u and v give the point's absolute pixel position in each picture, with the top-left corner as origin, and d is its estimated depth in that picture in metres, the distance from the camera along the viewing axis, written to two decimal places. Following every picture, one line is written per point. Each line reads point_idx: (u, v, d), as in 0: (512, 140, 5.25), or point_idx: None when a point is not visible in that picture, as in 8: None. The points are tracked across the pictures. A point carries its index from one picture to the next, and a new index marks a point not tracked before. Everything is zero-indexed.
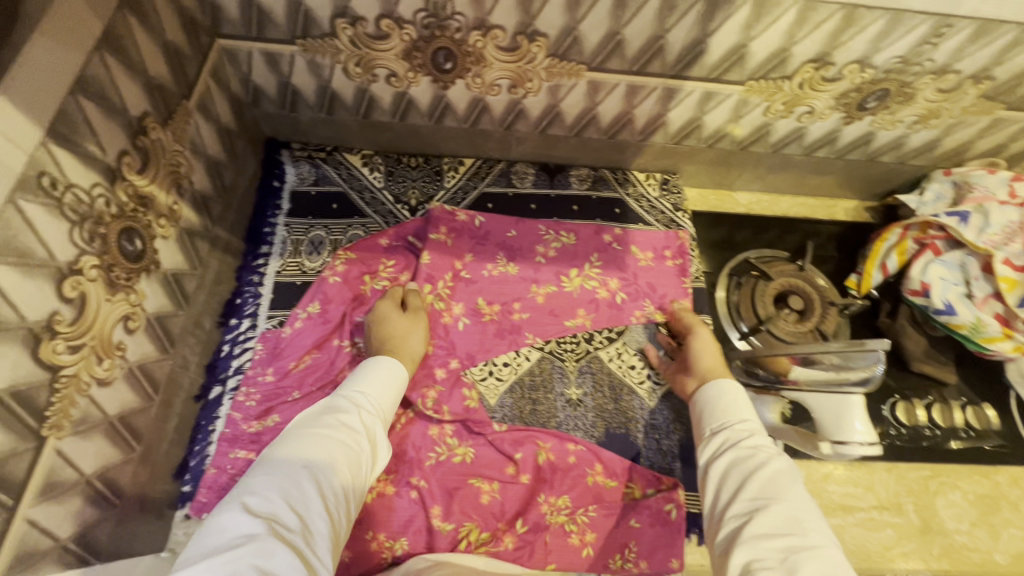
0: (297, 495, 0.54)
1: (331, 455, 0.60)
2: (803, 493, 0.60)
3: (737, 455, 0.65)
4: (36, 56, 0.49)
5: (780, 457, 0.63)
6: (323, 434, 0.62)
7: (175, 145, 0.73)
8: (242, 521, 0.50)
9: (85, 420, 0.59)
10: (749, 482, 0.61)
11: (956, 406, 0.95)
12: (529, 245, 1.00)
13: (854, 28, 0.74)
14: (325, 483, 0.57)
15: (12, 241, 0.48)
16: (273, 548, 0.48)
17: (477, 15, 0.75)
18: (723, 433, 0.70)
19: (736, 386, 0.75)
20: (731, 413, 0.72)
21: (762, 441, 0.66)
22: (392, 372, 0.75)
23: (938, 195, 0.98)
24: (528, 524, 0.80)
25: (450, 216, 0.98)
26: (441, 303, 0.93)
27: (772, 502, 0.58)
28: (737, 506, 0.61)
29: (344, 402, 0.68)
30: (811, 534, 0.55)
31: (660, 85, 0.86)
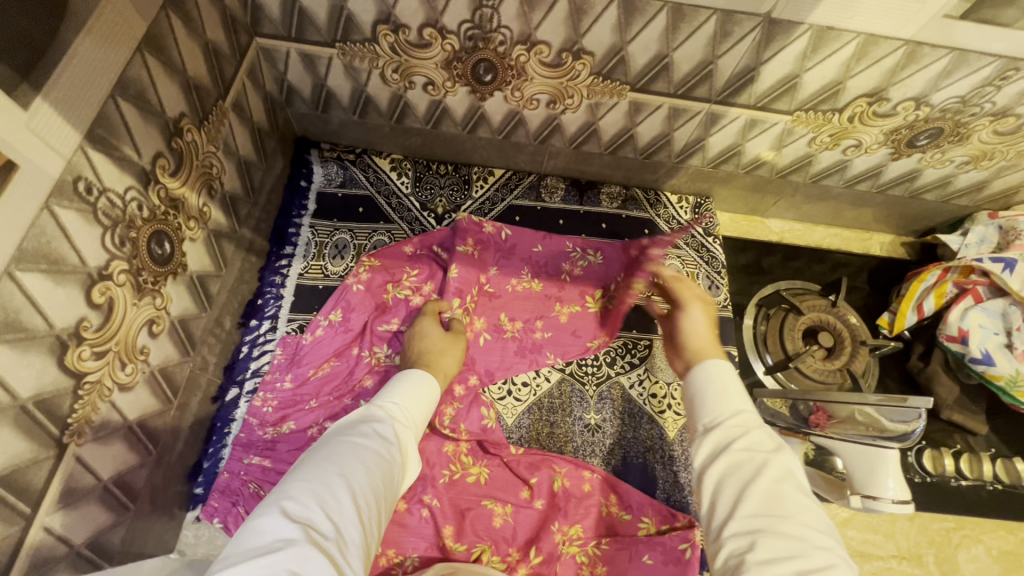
0: (335, 501, 0.46)
1: (370, 460, 0.52)
2: (806, 502, 0.52)
3: (733, 460, 0.55)
4: (79, 59, 0.48)
5: (779, 460, 0.55)
6: (360, 440, 0.54)
7: (207, 146, 0.72)
8: (276, 528, 0.42)
9: (105, 426, 0.59)
10: (749, 494, 0.52)
11: (985, 457, 0.90)
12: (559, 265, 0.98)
13: (914, 66, 0.71)
14: (364, 489, 0.49)
15: (45, 248, 0.47)
16: (313, 561, 0.40)
17: (524, 29, 0.72)
18: (716, 429, 0.59)
19: (727, 372, 0.65)
20: (723, 404, 0.62)
21: (760, 440, 0.57)
22: (427, 383, 0.68)
23: (982, 238, 0.95)
24: (541, 555, 0.76)
25: (477, 227, 0.96)
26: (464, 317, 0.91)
27: (776, 519, 0.50)
28: (733, 524, 0.51)
29: (380, 409, 0.60)
30: (819, 554, 0.47)
31: (704, 110, 0.83)
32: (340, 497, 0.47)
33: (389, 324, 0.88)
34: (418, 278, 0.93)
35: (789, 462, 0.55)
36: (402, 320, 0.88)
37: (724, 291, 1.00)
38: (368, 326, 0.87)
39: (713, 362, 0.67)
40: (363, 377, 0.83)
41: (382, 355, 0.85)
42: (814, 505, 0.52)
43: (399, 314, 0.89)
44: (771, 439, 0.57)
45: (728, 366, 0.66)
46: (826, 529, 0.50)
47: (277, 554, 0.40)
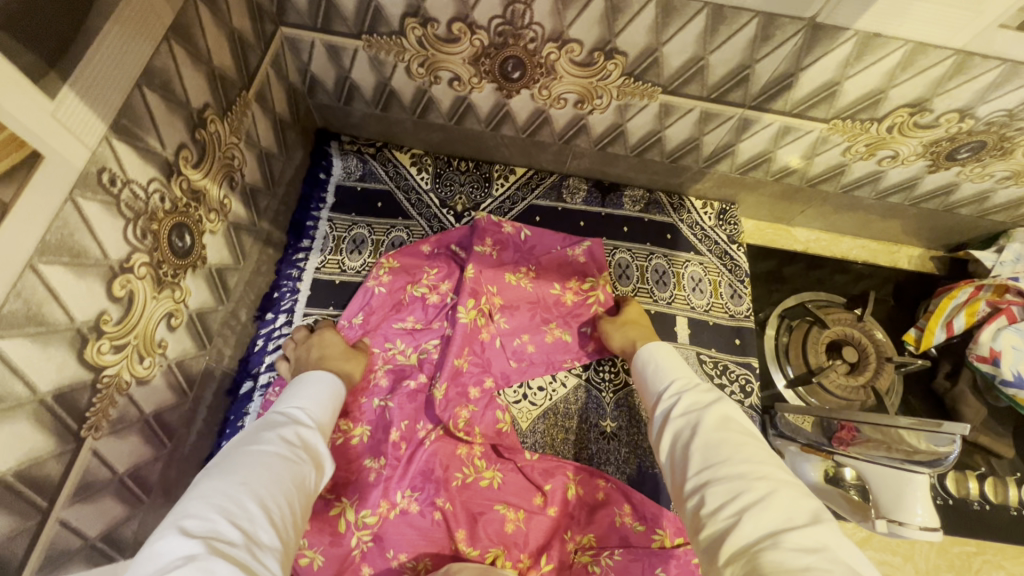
0: (242, 510, 0.44)
1: (274, 464, 0.51)
2: (749, 441, 0.54)
3: (675, 423, 0.59)
4: (107, 47, 0.46)
5: (716, 411, 0.57)
6: (263, 447, 0.52)
7: (230, 138, 0.71)
8: (175, 546, 0.40)
9: (122, 419, 0.58)
10: (693, 449, 0.54)
11: (1011, 481, 0.89)
12: (589, 268, 0.95)
13: (963, 76, 0.68)
14: (273, 495, 0.47)
15: (68, 241, 0.46)
16: (220, 568, 0.38)
17: (556, 27, 0.70)
18: (662, 398, 0.64)
19: (666, 349, 0.71)
20: (662, 378, 0.67)
21: (699, 398, 0.61)
22: (332, 387, 0.68)
23: (1019, 255, 0.92)
24: (552, 562, 0.76)
25: (496, 227, 0.92)
26: (482, 318, 0.89)
27: (720, 464, 0.51)
28: (687, 483, 0.53)
29: (280, 419, 0.59)
30: (757, 482, 0.48)
31: (736, 115, 0.81)
32: (247, 505, 0.45)
33: (405, 322, 0.88)
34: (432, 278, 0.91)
35: (728, 407, 0.58)
36: (414, 320, 0.88)
37: (746, 300, 0.98)
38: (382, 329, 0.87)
39: (649, 345, 0.73)
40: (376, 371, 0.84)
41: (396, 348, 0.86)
42: (758, 443, 0.55)
43: (415, 312, 0.88)
44: (707, 392, 0.61)
45: (661, 343, 0.72)
46: (772, 461, 0.52)
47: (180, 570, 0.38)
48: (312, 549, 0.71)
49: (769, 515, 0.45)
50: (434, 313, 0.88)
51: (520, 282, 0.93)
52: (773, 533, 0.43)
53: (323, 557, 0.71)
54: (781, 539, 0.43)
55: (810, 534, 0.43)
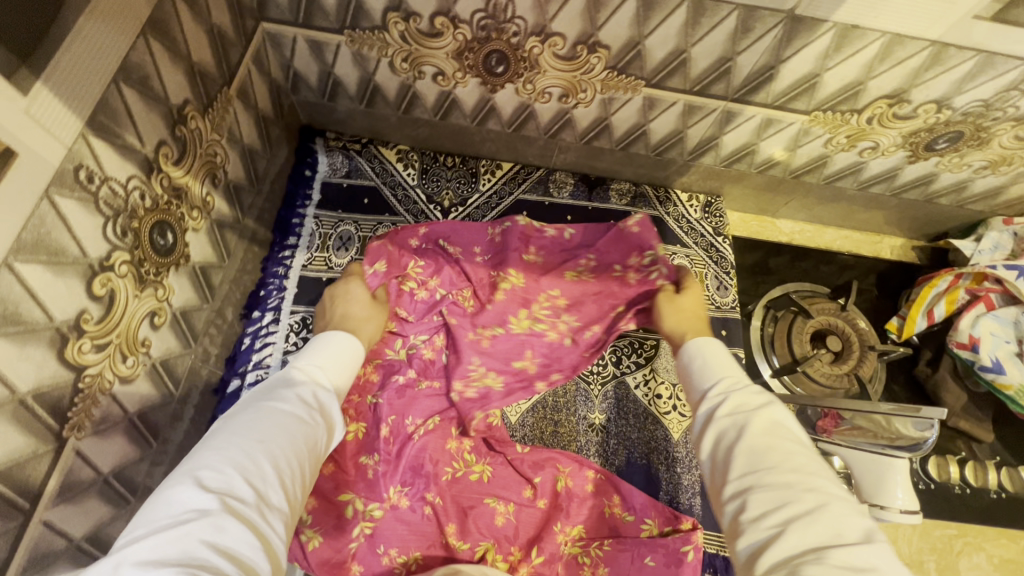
0: (258, 467, 0.43)
1: (296, 419, 0.49)
2: (801, 450, 0.48)
3: (718, 423, 0.53)
4: (83, 43, 0.46)
5: (763, 413, 0.52)
6: (288, 399, 0.50)
7: (211, 134, 0.70)
8: (187, 499, 0.39)
9: (105, 420, 0.57)
10: (737, 452, 0.50)
11: (990, 465, 0.91)
12: (643, 241, 0.84)
13: (940, 67, 0.69)
14: (290, 454, 0.46)
15: (45, 239, 0.46)
16: (227, 531, 0.37)
17: (539, 20, 0.70)
18: (705, 393, 0.58)
19: (712, 344, 0.64)
20: (704, 372, 0.61)
21: (747, 396, 0.55)
22: (349, 343, 0.63)
23: (996, 244, 0.94)
24: (543, 554, 0.76)
25: (539, 233, 0.86)
26: (541, 324, 0.83)
27: (766, 472, 0.47)
28: (727, 486, 0.49)
29: (308, 368, 0.57)
30: (805, 495, 0.44)
31: (719, 108, 0.81)
32: (263, 462, 0.44)
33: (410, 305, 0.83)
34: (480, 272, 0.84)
35: (777, 410, 0.52)
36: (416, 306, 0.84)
37: (733, 292, 0.99)
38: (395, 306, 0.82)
39: (697, 339, 0.66)
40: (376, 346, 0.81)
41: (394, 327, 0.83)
42: (810, 453, 0.49)
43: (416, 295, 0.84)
44: (756, 391, 0.55)
45: (710, 339, 0.65)
46: (826, 474, 0.47)
47: (190, 525, 0.37)
48: (312, 530, 0.71)
49: (818, 531, 0.41)
50: (500, 310, 0.83)
51: (581, 277, 0.84)
52: (817, 550, 0.40)
53: (322, 539, 0.71)
54: (827, 557, 0.39)
55: (862, 558, 0.39)
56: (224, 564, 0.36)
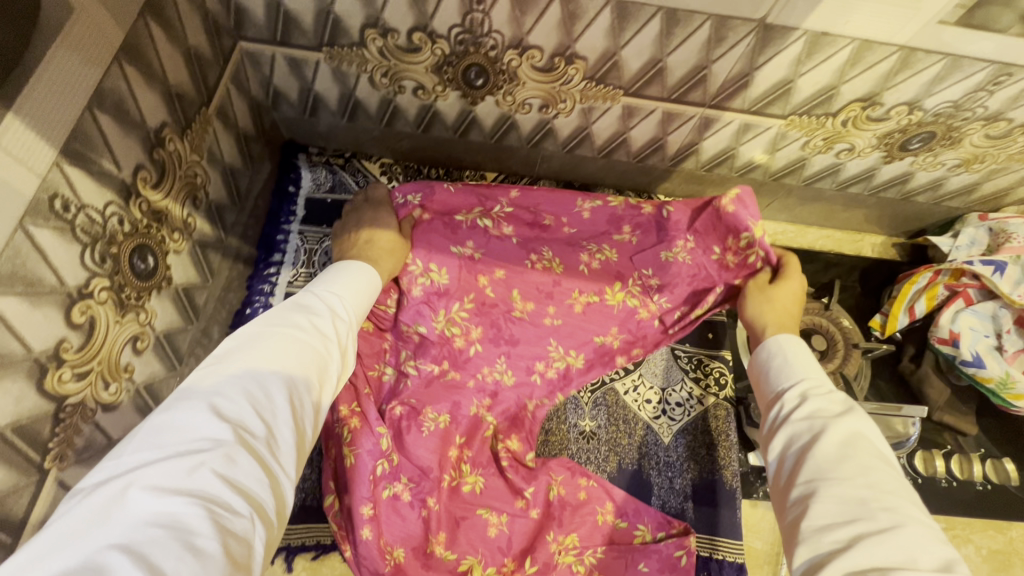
0: (268, 401, 0.47)
1: (307, 353, 0.52)
2: (879, 466, 0.51)
3: (793, 426, 0.58)
4: (53, 73, 0.46)
5: (846, 426, 0.55)
6: (298, 331, 0.53)
7: (191, 155, 0.70)
8: (203, 425, 0.43)
9: (89, 448, 0.57)
10: (810, 458, 0.54)
11: (976, 457, 0.92)
12: (739, 222, 0.80)
13: (908, 71, 0.71)
14: (299, 390, 0.50)
15: (20, 270, 0.45)
16: (238, 464, 0.42)
17: (516, 34, 0.71)
18: (781, 394, 0.62)
19: (799, 346, 0.66)
20: (785, 372, 0.64)
21: (827, 404, 0.58)
22: (368, 281, 0.68)
23: (972, 240, 0.95)
24: (536, 564, 0.77)
25: (635, 211, 0.86)
26: (637, 302, 0.87)
27: (837, 483, 0.51)
28: (794, 488, 0.54)
29: (319, 301, 0.59)
30: (879, 515, 0.48)
31: (698, 114, 0.82)
32: (273, 396, 0.48)
33: (462, 246, 0.84)
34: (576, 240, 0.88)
35: (860, 425, 0.55)
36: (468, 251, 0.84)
37: None
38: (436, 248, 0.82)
39: (783, 335, 0.67)
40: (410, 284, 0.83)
41: (443, 274, 0.83)
42: (889, 469, 0.52)
43: (473, 238, 0.84)
44: (837, 401, 0.58)
45: (793, 338, 0.67)
46: (904, 494, 0.50)
47: (205, 454, 0.42)
48: (349, 447, 0.75)
49: (890, 551, 0.45)
50: (597, 280, 0.88)
51: (677, 257, 0.84)
52: (884, 569, 0.44)
53: (354, 458, 0.74)
54: None
55: None
56: (235, 497, 0.41)
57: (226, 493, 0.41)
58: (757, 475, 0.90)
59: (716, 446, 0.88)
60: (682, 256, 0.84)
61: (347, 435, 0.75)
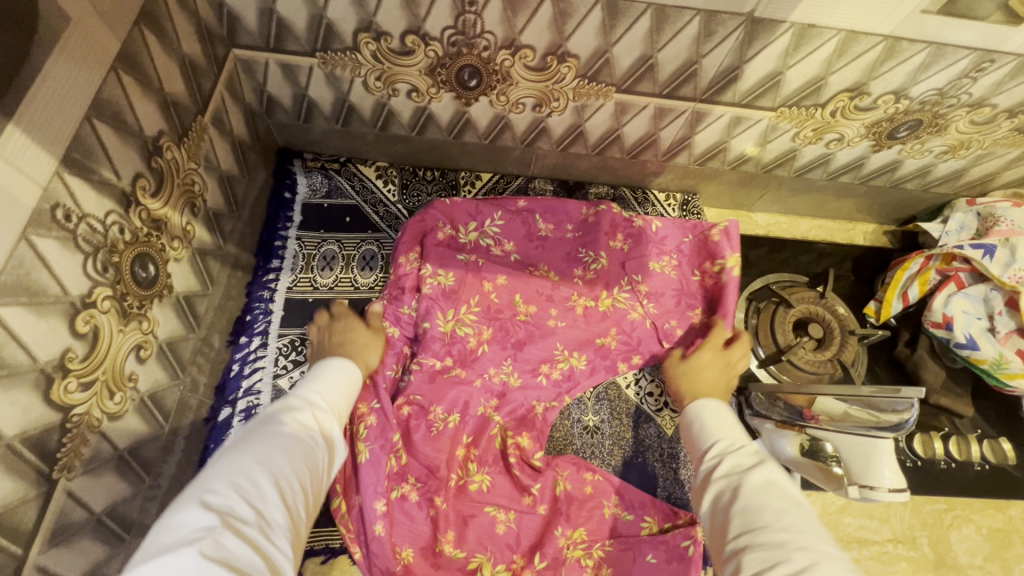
0: (256, 489, 0.49)
1: (290, 446, 0.55)
2: (793, 509, 0.53)
3: (717, 485, 0.61)
4: (50, 82, 0.46)
5: (757, 477, 0.58)
6: (281, 428, 0.56)
7: (188, 164, 0.70)
8: (193, 518, 0.44)
9: (96, 458, 0.57)
10: (734, 512, 0.56)
11: (973, 439, 0.93)
12: (721, 250, 0.96)
13: (894, 60, 0.72)
14: (286, 475, 0.52)
15: (24, 280, 0.45)
16: (232, 546, 0.42)
17: (508, 34, 0.72)
18: (707, 458, 0.66)
19: (720, 407, 0.73)
20: (709, 436, 0.69)
21: (743, 460, 0.62)
22: (347, 372, 0.72)
23: (962, 225, 0.97)
24: (546, 560, 0.77)
25: (627, 222, 0.99)
26: (625, 305, 0.95)
27: (758, 530, 0.52)
28: (727, 547, 0.54)
29: (298, 400, 0.63)
30: (795, 551, 0.48)
31: (689, 109, 0.83)
32: (261, 484, 0.49)
33: (466, 256, 0.92)
34: (574, 251, 0.97)
35: (772, 472, 0.58)
36: (471, 258, 0.92)
37: None
38: (445, 255, 0.90)
39: (699, 402, 0.75)
40: (420, 285, 0.88)
41: (448, 278, 0.89)
42: (802, 510, 0.54)
43: (477, 251, 0.93)
44: (752, 455, 0.62)
45: (710, 402, 0.74)
46: (816, 531, 0.51)
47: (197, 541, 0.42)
48: (363, 442, 0.77)
49: None
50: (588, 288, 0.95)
51: (663, 269, 0.97)
52: None
53: (368, 454, 0.76)
54: None
55: None
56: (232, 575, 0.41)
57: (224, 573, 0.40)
58: None
59: None
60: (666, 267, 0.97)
61: (363, 430, 0.77)
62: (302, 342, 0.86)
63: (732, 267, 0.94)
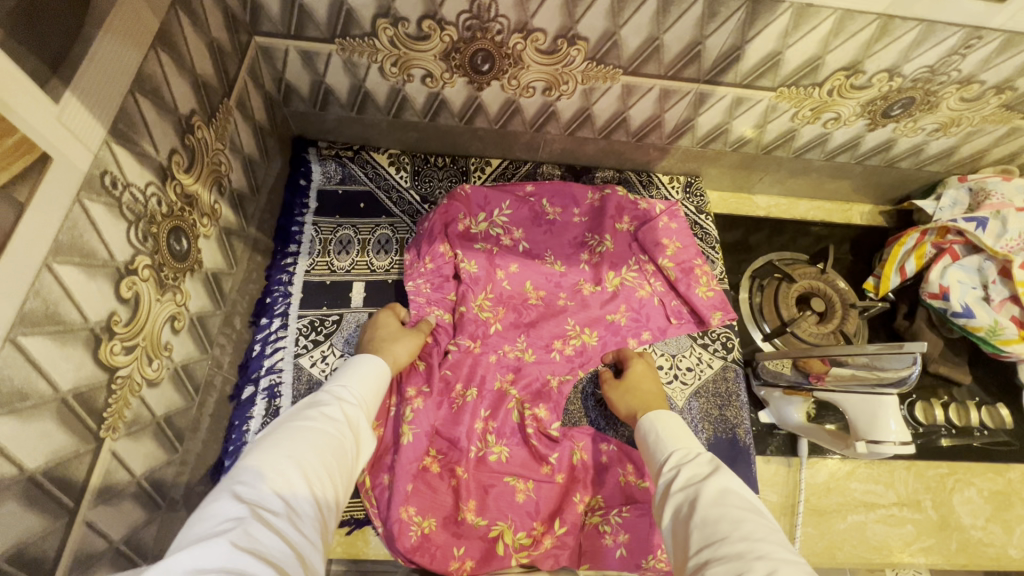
0: (286, 481, 0.51)
1: (319, 440, 0.57)
2: (748, 517, 0.53)
3: (674, 498, 0.60)
4: (102, 53, 0.48)
5: (711, 487, 0.58)
6: (310, 423, 0.59)
7: (215, 144, 0.72)
8: (226, 509, 0.47)
9: (136, 422, 0.59)
10: (693, 526, 0.55)
11: (973, 406, 0.96)
12: (681, 236, 1.01)
13: (888, 38, 0.76)
14: (313, 468, 0.54)
15: (78, 241, 0.48)
16: (261, 535, 0.45)
17: (521, 17, 0.75)
18: (663, 469, 0.66)
19: (669, 416, 0.74)
20: (665, 446, 0.69)
21: (696, 468, 0.62)
22: (375, 365, 0.73)
23: (954, 201, 1.01)
24: (566, 525, 0.80)
25: (632, 204, 1.03)
26: (634, 282, 0.98)
27: (717, 543, 0.52)
28: (689, 562, 0.53)
29: (327, 394, 0.65)
30: (755, 563, 0.48)
31: (693, 90, 0.87)
32: (291, 477, 0.52)
33: (481, 246, 0.95)
34: (580, 235, 1.01)
35: (725, 479, 0.58)
36: (487, 247, 0.95)
37: (720, 266, 1.04)
38: (474, 252, 0.94)
39: (652, 413, 0.75)
40: (459, 273, 0.92)
41: (473, 265, 0.92)
42: (758, 517, 0.55)
43: (488, 243, 0.96)
44: (704, 463, 0.62)
45: (660, 414, 0.74)
46: (772, 539, 0.51)
47: (228, 531, 0.44)
48: (409, 425, 0.80)
49: None
50: (594, 270, 0.98)
51: (671, 249, 1.00)
52: None
53: (413, 436, 0.79)
54: None
55: None
56: (261, 560, 0.43)
57: (256, 560, 0.42)
58: (769, 432, 0.93)
59: (727, 406, 0.91)
60: (666, 245, 1.00)
61: (409, 413, 0.81)
62: (321, 322, 0.88)
63: (695, 261, 1.00)
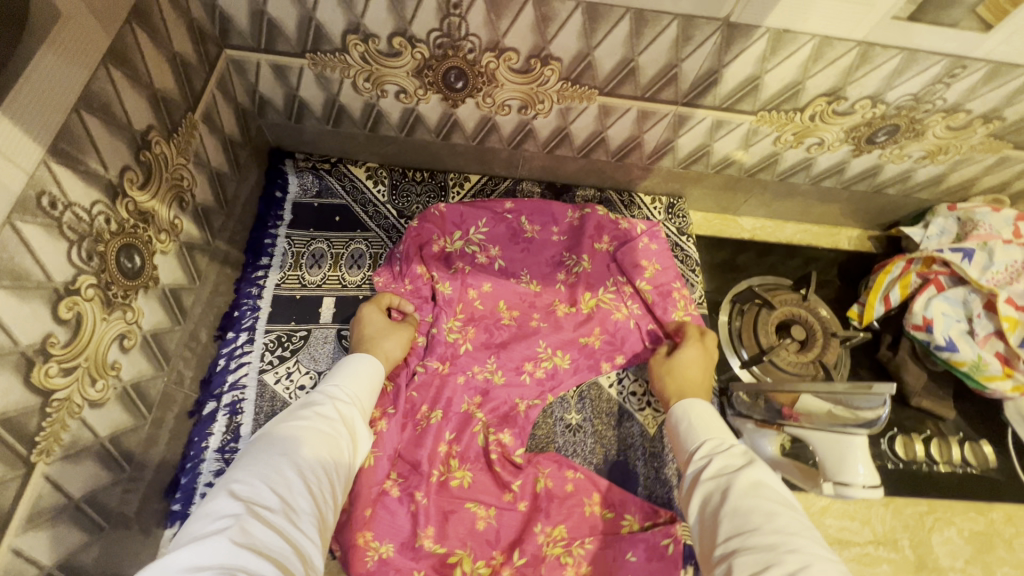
0: (281, 478, 0.51)
1: (313, 438, 0.57)
2: (783, 511, 0.53)
3: (705, 485, 0.60)
4: (40, 73, 0.47)
5: (745, 477, 0.57)
6: (303, 422, 0.58)
7: (177, 159, 0.71)
8: (222, 507, 0.46)
9: (75, 444, 0.58)
10: (722, 515, 0.55)
11: (955, 441, 0.94)
12: (659, 258, 0.99)
13: (868, 66, 0.74)
14: (310, 466, 0.54)
15: (8, 263, 0.47)
16: (257, 533, 0.44)
17: (492, 37, 0.74)
18: (694, 457, 0.65)
19: (704, 406, 0.72)
20: (696, 436, 0.68)
21: (731, 458, 0.61)
22: (368, 366, 0.73)
23: (942, 229, 0.98)
24: (525, 556, 0.77)
25: (613, 224, 1.01)
26: (610, 305, 0.96)
27: (748, 533, 0.51)
28: (717, 549, 0.53)
29: (321, 395, 0.65)
30: (787, 555, 0.48)
31: (671, 112, 0.85)
32: (287, 474, 0.51)
33: (455, 266, 0.94)
34: (558, 255, 0.99)
35: (760, 472, 0.58)
36: (461, 267, 0.94)
37: (699, 289, 1.02)
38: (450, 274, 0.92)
39: (685, 400, 0.74)
40: (436, 294, 0.91)
41: (446, 287, 0.91)
42: (792, 512, 0.54)
43: (463, 261, 0.95)
44: (739, 454, 0.61)
45: (696, 401, 0.73)
46: (807, 534, 0.51)
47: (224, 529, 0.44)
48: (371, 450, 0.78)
49: None
50: (570, 292, 0.97)
51: (649, 271, 0.98)
52: None
53: (375, 460, 0.78)
54: None
55: None
56: (256, 556, 0.42)
57: (252, 557, 0.42)
58: None
59: None
60: (645, 267, 0.98)
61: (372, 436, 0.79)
62: (288, 338, 0.86)
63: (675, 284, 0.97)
